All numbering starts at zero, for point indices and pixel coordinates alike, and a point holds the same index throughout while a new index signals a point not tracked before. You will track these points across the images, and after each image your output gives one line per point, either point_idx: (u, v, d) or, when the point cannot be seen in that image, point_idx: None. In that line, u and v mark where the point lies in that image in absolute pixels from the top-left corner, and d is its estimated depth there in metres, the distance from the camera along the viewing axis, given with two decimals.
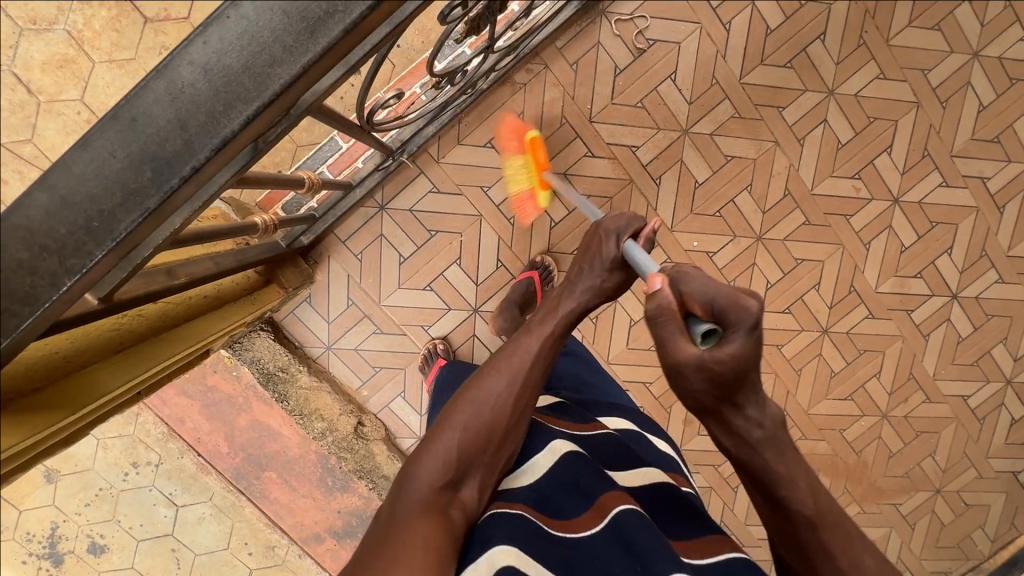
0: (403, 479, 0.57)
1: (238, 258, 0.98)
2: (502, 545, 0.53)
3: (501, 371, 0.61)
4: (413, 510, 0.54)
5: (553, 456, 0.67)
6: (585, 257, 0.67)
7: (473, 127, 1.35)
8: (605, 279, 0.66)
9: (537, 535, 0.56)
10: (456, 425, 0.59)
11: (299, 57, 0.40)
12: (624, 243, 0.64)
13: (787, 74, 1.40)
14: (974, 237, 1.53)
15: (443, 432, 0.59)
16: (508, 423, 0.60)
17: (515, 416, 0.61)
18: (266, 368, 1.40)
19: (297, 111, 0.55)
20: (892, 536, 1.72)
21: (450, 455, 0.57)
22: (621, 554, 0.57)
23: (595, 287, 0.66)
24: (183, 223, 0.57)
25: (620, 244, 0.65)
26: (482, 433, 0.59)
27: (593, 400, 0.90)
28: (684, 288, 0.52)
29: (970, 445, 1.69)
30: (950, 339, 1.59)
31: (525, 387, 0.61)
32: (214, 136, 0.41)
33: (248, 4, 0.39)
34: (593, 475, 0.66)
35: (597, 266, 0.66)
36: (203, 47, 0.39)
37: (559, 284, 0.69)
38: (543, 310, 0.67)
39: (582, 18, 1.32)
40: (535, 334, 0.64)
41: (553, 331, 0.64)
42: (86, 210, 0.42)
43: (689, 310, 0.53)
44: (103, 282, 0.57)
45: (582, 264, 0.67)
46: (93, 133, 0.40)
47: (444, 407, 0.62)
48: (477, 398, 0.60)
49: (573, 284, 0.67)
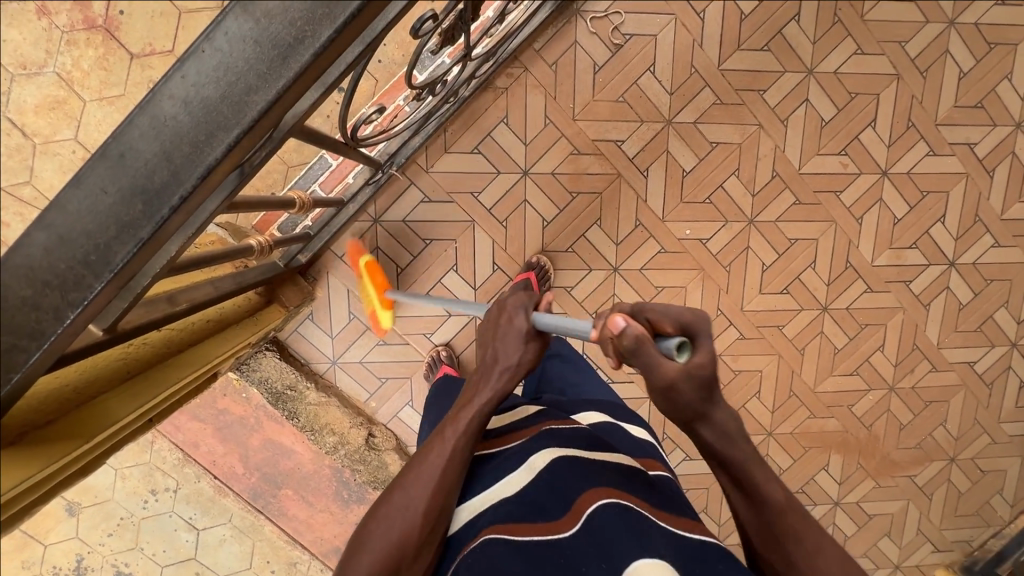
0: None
1: (237, 281, 1.00)
2: None
3: (416, 476, 0.62)
4: None
5: (530, 472, 0.67)
6: (498, 335, 0.68)
7: (459, 134, 1.37)
8: (516, 354, 0.67)
9: (510, 557, 0.57)
10: (373, 544, 0.60)
11: (273, 83, 0.42)
12: (533, 315, 0.67)
13: (765, 57, 1.41)
14: (966, 203, 1.53)
15: (362, 552, 0.60)
16: (427, 525, 0.61)
17: (435, 515, 0.62)
18: (274, 388, 1.41)
19: (280, 133, 0.57)
20: (910, 508, 1.72)
21: (368, 575, 0.59)
22: (595, 558, 0.58)
23: (511, 367, 0.67)
24: (179, 250, 0.59)
25: (529, 317, 0.67)
26: (400, 543, 0.60)
27: (567, 398, 0.91)
28: (648, 308, 0.54)
29: (981, 411, 1.68)
30: (951, 306, 1.60)
31: (441, 484, 0.63)
32: (199, 165, 0.42)
33: (221, 38, 0.41)
34: (571, 477, 0.66)
35: (510, 343, 0.67)
36: (182, 81, 0.41)
37: (476, 368, 0.70)
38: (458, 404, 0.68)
39: (558, 19, 1.34)
40: (456, 422, 0.66)
41: (466, 426, 0.65)
42: (83, 244, 0.43)
43: (658, 331, 0.54)
44: (106, 313, 0.58)
45: (494, 343, 0.68)
46: (85, 171, 0.42)
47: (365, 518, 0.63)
48: (394, 509, 0.61)
49: (487, 368, 0.68)
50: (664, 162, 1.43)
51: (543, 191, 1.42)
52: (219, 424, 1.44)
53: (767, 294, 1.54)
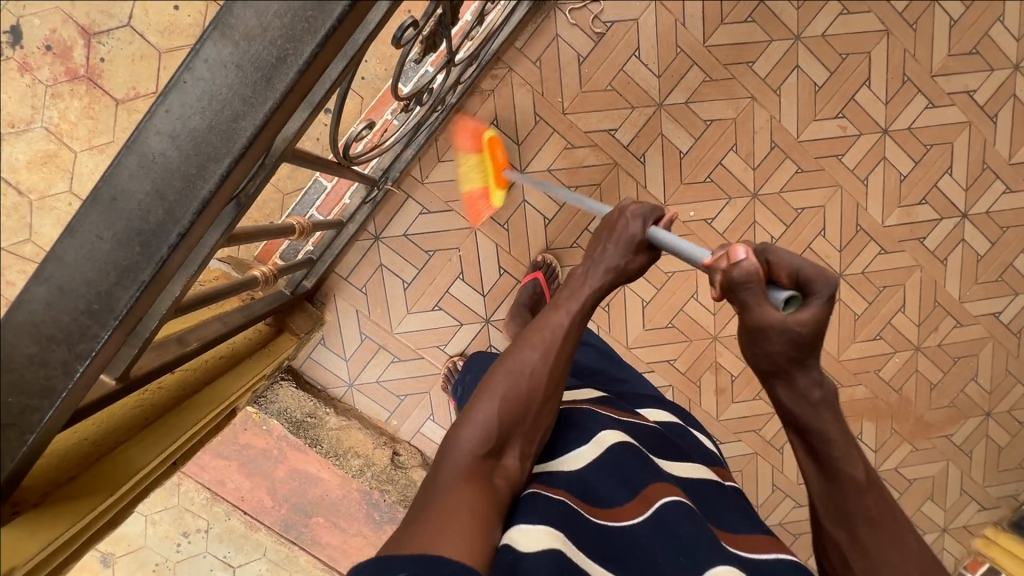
0: (448, 443, 0.60)
1: (245, 314, 0.99)
2: (547, 527, 0.54)
3: (535, 346, 0.64)
4: (460, 466, 0.57)
5: (599, 447, 0.67)
6: (609, 238, 0.69)
7: (450, 141, 1.36)
8: (636, 253, 0.68)
9: (578, 524, 0.57)
10: (494, 398, 0.61)
11: (259, 107, 0.40)
12: (649, 229, 0.67)
13: (749, 29, 1.39)
14: (972, 152, 1.50)
15: (480, 405, 0.61)
16: (543, 396, 0.63)
17: (549, 391, 0.64)
18: (294, 417, 1.41)
19: (271, 159, 0.56)
20: (950, 468, 1.68)
21: (491, 425, 0.60)
22: (664, 545, 0.57)
23: (618, 266, 0.68)
24: (183, 289, 0.58)
25: (645, 228, 0.67)
26: (520, 404, 0.62)
27: (631, 392, 0.90)
28: (772, 257, 0.53)
29: (1012, 361, 1.64)
30: (968, 258, 1.56)
31: (557, 361, 0.64)
32: (193, 200, 0.41)
33: (201, 66, 0.39)
34: (639, 466, 0.65)
35: (619, 246, 0.68)
36: (167, 116, 0.40)
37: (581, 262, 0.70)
38: (566, 288, 0.69)
39: (537, 15, 1.33)
40: (560, 310, 0.67)
41: (581, 307, 0.67)
42: (84, 294, 0.42)
43: (773, 278, 0.54)
44: (117, 362, 0.58)
45: (605, 245, 0.69)
46: (77, 220, 0.41)
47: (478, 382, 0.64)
48: (512, 372, 0.63)
49: (596, 262, 0.69)
50: (660, 146, 1.41)
51: (542, 189, 1.40)
52: (243, 459, 1.43)
53: None
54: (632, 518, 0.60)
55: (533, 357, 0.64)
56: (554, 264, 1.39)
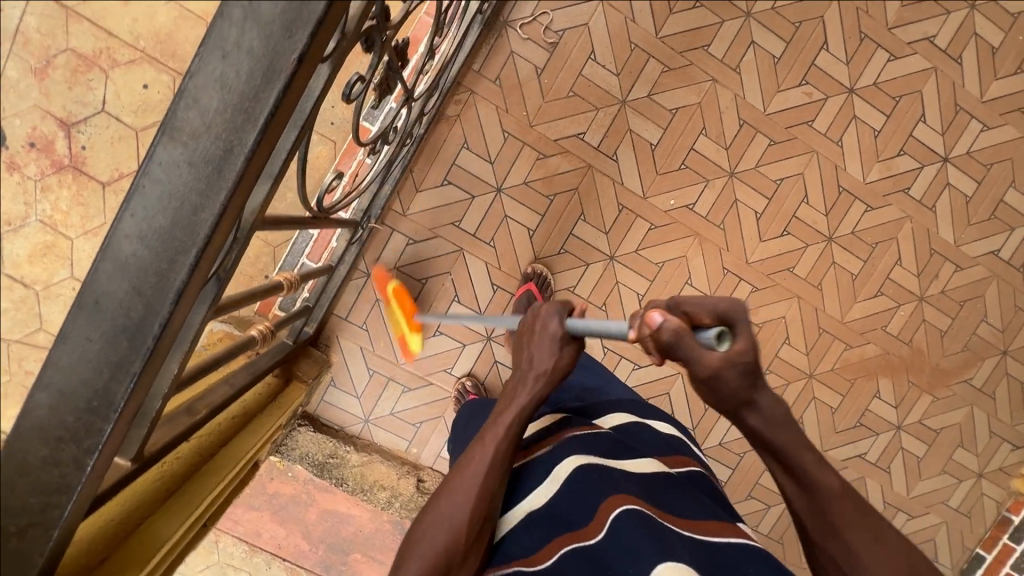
0: None
1: (251, 372, 1.02)
2: None
3: (456, 492, 0.62)
4: None
5: (556, 482, 0.70)
6: (532, 343, 0.66)
7: (425, 171, 1.39)
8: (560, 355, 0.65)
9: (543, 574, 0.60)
10: (415, 556, 0.60)
11: (216, 197, 0.43)
12: (567, 321, 0.65)
13: (699, 14, 1.41)
14: (942, 96, 1.49)
15: (404, 564, 0.60)
16: (469, 541, 0.61)
17: (475, 532, 0.61)
18: (316, 460, 1.43)
19: (243, 231, 0.59)
20: (975, 412, 1.67)
21: None
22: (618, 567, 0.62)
23: (546, 373, 0.65)
24: (180, 366, 0.61)
25: (563, 322, 0.65)
26: (444, 558, 0.59)
27: (594, 400, 0.94)
28: (680, 304, 0.53)
29: (1021, 296, 1.63)
30: (957, 201, 1.56)
31: (480, 501, 0.62)
32: (169, 292, 0.44)
33: (156, 169, 0.42)
34: (596, 486, 0.69)
35: (546, 349, 0.65)
36: (133, 219, 0.43)
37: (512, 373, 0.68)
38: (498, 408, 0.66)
39: (489, 36, 1.36)
40: (492, 430, 0.65)
41: (506, 434, 0.64)
42: (84, 393, 0.45)
43: (694, 323, 0.53)
44: (131, 442, 0.61)
45: (530, 351, 0.66)
46: (67, 327, 0.44)
47: (407, 530, 0.63)
48: (436, 522, 0.61)
49: (524, 374, 0.66)
50: (630, 142, 1.43)
51: (521, 203, 1.43)
52: (275, 507, 1.46)
53: (770, 240, 1.52)
54: (596, 539, 0.64)
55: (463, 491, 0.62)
56: (547, 274, 1.42)
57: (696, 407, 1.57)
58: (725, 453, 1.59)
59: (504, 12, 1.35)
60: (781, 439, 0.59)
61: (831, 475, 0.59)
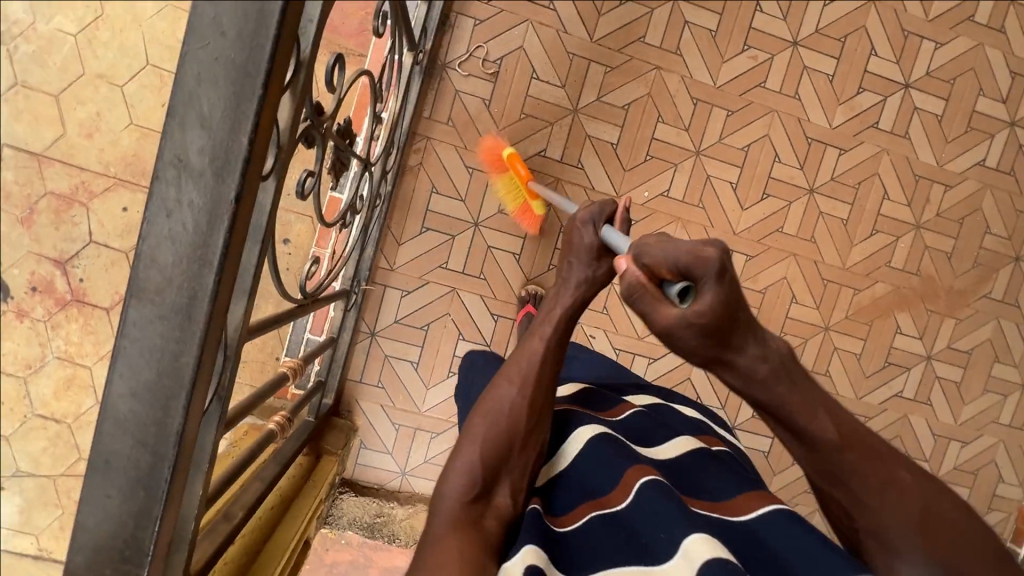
0: (446, 469, 0.62)
1: (279, 461, 1.06)
2: (530, 546, 0.57)
3: (511, 381, 0.66)
4: (452, 514, 0.59)
5: (565, 459, 0.71)
6: (570, 252, 0.76)
7: (402, 223, 1.43)
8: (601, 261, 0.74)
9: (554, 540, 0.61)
10: (475, 438, 0.63)
11: (191, 341, 0.46)
12: (602, 230, 0.75)
13: (628, 9, 1.42)
14: (887, 26, 1.49)
15: (465, 447, 0.63)
16: (526, 427, 0.64)
17: (533, 419, 0.65)
18: (364, 521, 1.46)
19: (232, 348, 0.62)
20: (1003, 325, 1.64)
21: (474, 469, 0.61)
22: (622, 545, 0.60)
23: (585, 278, 0.74)
24: (203, 486, 0.65)
25: (598, 231, 0.75)
26: (502, 440, 0.63)
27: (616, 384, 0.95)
28: (648, 259, 0.55)
29: (1019, 200, 1.60)
30: (930, 123, 1.54)
31: (536, 390, 0.66)
32: (170, 437, 0.47)
33: (132, 329, 0.46)
34: (619, 454, 0.68)
35: (582, 258, 0.75)
36: (122, 379, 0.46)
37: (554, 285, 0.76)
38: (543, 312, 0.73)
39: (432, 80, 1.39)
40: (542, 326, 0.71)
41: (554, 329, 0.70)
42: (115, 545, 0.49)
43: (660, 277, 0.55)
44: (174, 566, 0.64)
45: (568, 261, 0.76)
46: (86, 489, 0.47)
47: (464, 421, 0.66)
48: (492, 409, 0.65)
49: (566, 281, 0.75)
50: (591, 146, 1.45)
51: (501, 230, 1.46)
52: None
53: (752, 206, 1.52)
54: (620, 505, 0.64)
55: (515, 379, 0.66)
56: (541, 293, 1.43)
57: (721, 385, 1.57)
58: (760, 424, 1.59)
59: (441, 56, 1.38)
60: (764, 396, 0.54)
61: (829, 427, 0.53)
